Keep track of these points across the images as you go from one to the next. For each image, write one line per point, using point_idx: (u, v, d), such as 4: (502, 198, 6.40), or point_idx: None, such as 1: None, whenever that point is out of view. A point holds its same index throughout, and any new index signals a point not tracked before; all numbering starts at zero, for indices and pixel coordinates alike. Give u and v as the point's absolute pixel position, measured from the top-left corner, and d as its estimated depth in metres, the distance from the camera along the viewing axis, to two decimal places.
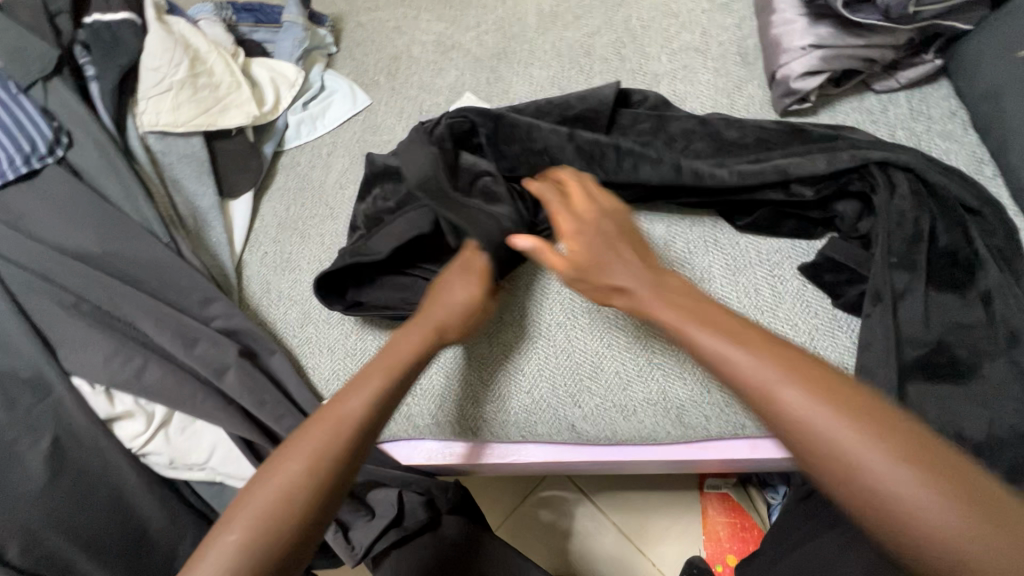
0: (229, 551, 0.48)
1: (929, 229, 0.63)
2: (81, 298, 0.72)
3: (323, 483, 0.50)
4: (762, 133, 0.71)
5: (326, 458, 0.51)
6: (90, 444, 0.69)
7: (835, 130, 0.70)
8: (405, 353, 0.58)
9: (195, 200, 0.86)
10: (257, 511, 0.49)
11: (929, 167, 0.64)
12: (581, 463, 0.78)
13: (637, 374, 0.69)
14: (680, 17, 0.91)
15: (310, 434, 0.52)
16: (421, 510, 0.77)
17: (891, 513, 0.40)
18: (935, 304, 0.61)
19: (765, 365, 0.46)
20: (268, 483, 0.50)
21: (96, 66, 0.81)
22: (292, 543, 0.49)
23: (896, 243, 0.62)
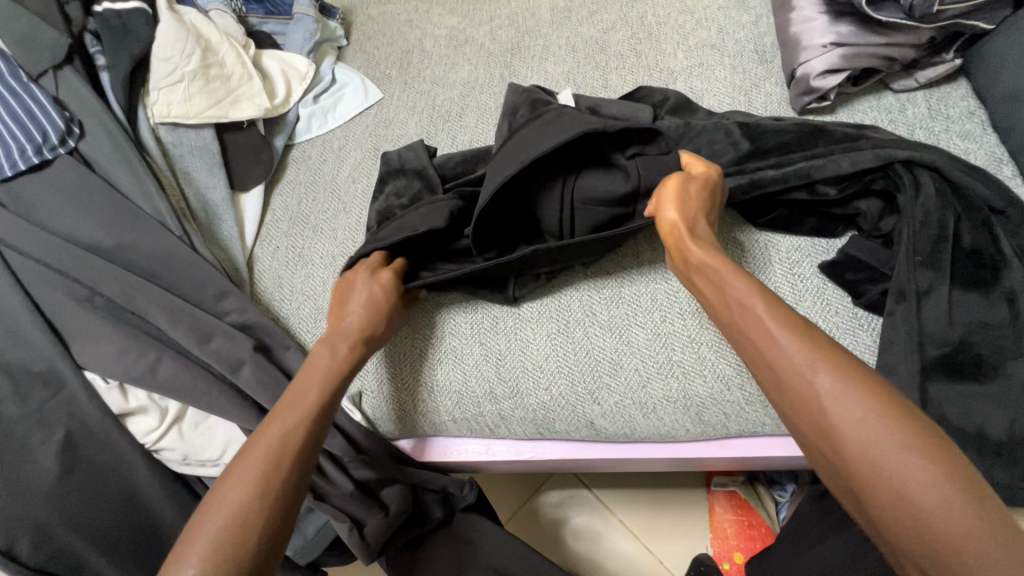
0: None
1: (954, 228, 0.63)
2: (94, 291, 0.71)
3: (274, 504, 0.52)
4: (785, 132, 0.70)
5: (275, 480, 0.53)
6: (103, 439, 0.68)
7: (856, 129, 0.70)
8: (327, 364, 0.63)
9: (206, 193, 0.85)
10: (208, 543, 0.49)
11: (952, 166, 0.64)
12: (597, 462, 0.78)
13: (657, 372, 0.69)
14: (696, 14, 0.91)
15: (251, 456, 0.54)
16: (436, 509, 0.78)
17: (924, 532, 0.40)
18: (958, 303, 0.61)
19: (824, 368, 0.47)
20: (214, 518, 0.50)
21: (107, 55, 0.80)
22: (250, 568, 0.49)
23: (922, 243, 0.62)
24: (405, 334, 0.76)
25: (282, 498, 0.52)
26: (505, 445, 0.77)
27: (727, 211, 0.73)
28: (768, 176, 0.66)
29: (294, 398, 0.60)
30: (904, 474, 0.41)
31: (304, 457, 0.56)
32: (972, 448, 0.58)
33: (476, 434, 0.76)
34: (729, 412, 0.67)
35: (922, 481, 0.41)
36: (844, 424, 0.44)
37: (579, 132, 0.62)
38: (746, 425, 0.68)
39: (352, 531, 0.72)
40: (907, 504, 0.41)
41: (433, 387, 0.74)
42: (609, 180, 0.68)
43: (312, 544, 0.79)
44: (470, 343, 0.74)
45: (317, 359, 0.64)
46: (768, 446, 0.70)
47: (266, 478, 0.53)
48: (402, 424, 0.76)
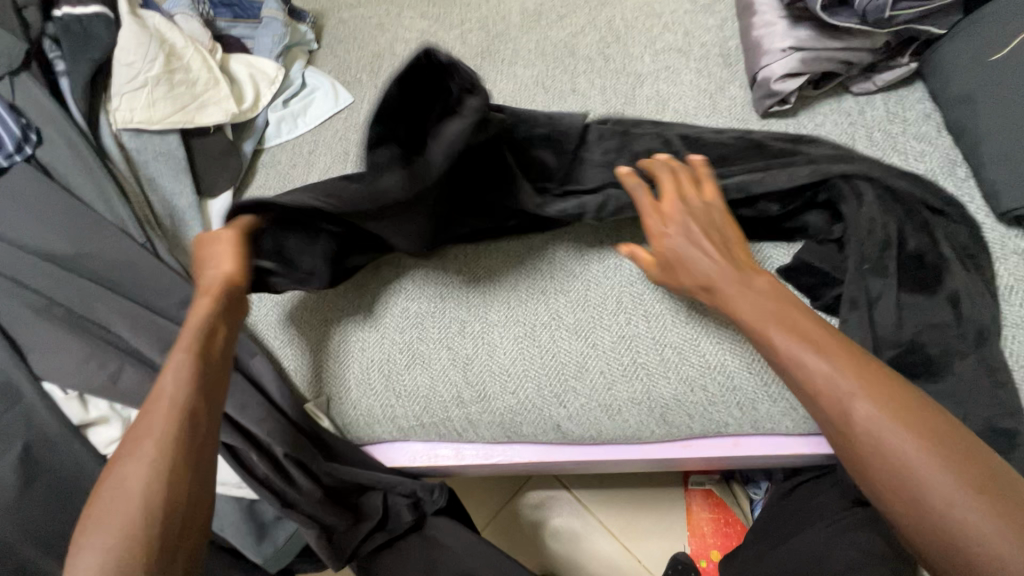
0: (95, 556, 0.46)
1: (897, 233, 0.64)
2: (52, 301, 0.70)
3: (158, 464, 0.49)
4: (722, 150, 0.71)
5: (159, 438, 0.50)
6: (63, 451, 0.67)
7: (793, 144, 0.71)
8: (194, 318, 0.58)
9: (172, 200, 0.83)
10: (110, 542, 0.46)
11: (890, 174, 0.66)
12: (567, 464, 0.79)
13: (621, 374, 0.69)
14: (662, 18, 0.92)
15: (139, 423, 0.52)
16: (406, 513, 0.77)
17: (943, 531, 0.43)
18: (910, 302, 0.63)
19: (838, 373, 0.49)
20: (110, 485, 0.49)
21: (66, 61, 0.78)
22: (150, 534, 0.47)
23: (869, 248, 0.63)
24: (372, 338, 0.76)
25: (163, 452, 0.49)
26: (474, 449, 0.77)
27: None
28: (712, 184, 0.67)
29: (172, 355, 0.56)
30: (932, 485, 0.44)
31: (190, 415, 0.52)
32: None
33: (444, 439, 0.76)
34: (692, 413, 0.68)
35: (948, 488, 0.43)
36: (863, 427, 0.47)
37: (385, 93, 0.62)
38: (709, 425, 0.69)
39: (320, 538, 0.72)
40: (930, 512, 0.43)
41: (400, 393, 0.74)
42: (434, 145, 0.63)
43: (283, 552, 0.78)
44: (437, 347, 0.74)
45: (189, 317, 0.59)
46: (733, 444, 0.71)
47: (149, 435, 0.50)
48: (369, 428, 0.76)
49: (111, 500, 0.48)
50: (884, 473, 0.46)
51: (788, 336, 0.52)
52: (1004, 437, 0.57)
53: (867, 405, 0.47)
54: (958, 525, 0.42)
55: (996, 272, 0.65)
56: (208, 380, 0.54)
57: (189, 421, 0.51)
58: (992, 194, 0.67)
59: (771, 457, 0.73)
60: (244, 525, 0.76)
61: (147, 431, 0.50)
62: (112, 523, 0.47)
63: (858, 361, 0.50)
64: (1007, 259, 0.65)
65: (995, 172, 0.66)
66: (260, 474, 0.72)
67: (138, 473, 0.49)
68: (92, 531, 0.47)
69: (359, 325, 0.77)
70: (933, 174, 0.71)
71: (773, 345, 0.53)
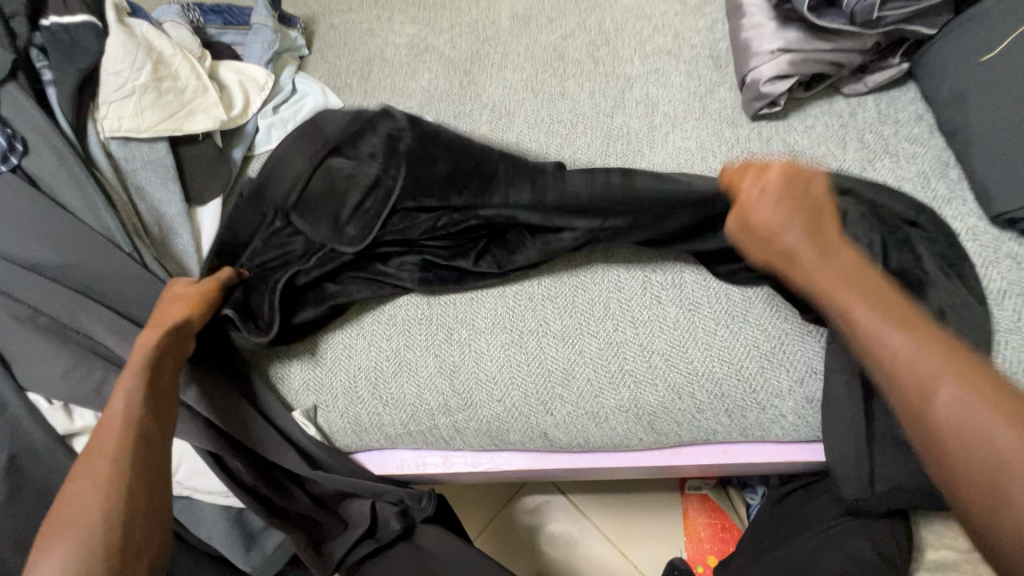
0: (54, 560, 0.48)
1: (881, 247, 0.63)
2: (38, 311, 0.70)
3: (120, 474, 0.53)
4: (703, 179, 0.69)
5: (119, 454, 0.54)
6: (48, 461, 0.67)
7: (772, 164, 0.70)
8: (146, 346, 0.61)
9: (160, 208, 0.83)
10: (68, 546, 0.49)
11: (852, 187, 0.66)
12: (556, 471, 0.78)
13: (608, 382, 0.68)
14: (652, 20, 0.91)
15: (96, 438, 0.55)
16: (394, 520, 0.77)
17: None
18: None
19: (921, 354, 0.47)
20: (69, 493, 0.52)
21: (53, 70, 0.79)
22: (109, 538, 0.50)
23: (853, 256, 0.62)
24: (360, 345, 0.75)
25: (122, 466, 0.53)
26: (462, 457, 0.77)
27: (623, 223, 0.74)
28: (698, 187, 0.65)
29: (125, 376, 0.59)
30: (1015, 476, 0.41)
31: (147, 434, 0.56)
32: None
33: (433, 447, 0.76)
34: (680, 421, 0.67)
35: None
36: (943, 413, 0.45)
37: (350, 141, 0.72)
38: (697, 433, 0.68)
39: (309, 546, 0.73)
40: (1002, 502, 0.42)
41: (387, 401, 0.73)
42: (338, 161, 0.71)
43: (271, 561, 0.78)
44: (424, 355, 0.73)
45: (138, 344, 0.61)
46: (722, 452, 0.71)
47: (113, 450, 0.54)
48: (358, 436, 0.75)
49: (70, 508, 0.51)
50: (957, 453, 0.44)
51: (872, 316, 0.50)
52: None
53: (952, 388, 0.45)
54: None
55: (988, 275, 0.64)
56: (159, 401, 0.59)
57: (141, 438, 0.56)
58: (984, 196, 0.66)
59: (767, 464, 0.71)
60: (232, 533, 0.76)
61: (101, 450, 0.54)
62: (74, 526, 0.50)
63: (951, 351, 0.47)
64: (999, 263, 0.64)
65: (988, 174, 0.65)
66: (247, 483, 0.73)
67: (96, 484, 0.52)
68: (52, 537, 0.49)
69: (347, 329, 0.76)
70: (925, 176, 0.70)
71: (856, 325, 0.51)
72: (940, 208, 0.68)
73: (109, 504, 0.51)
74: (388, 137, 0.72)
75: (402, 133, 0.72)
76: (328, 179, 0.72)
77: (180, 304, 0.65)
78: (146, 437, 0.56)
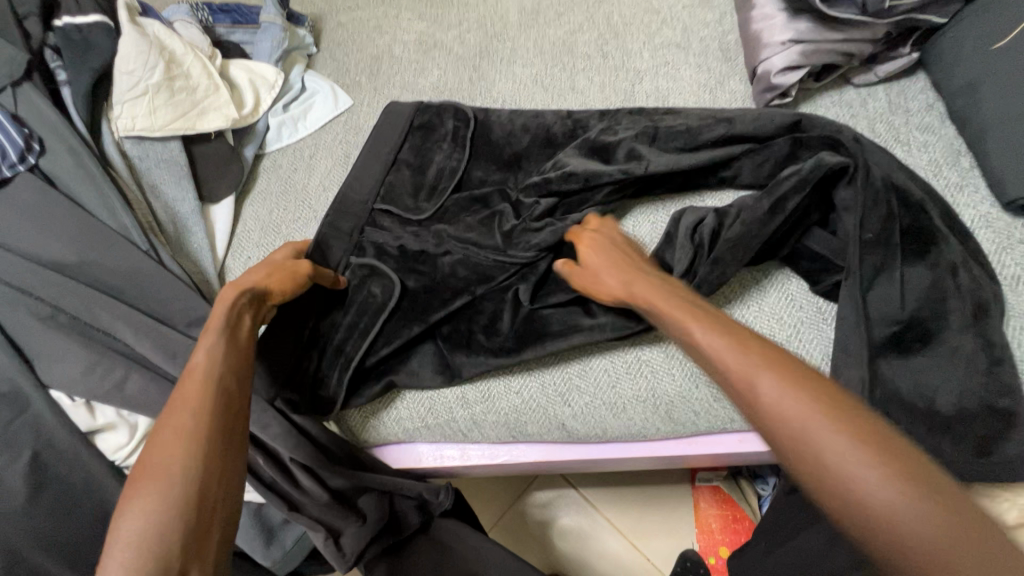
0: (144, 523, 0.44)
1: (895, 211, 0.65)
2: (57, 309, 0.71)
3: (212, 435, 0.50)
4: (727, 159, 0.72)
5: (207, 417, 0.50)
6: (71, 457, 0.68)
7: (765, 144, 0.72)
8: (223, 309, 0.59)
9: (175, 206, 0.83)
10: (155, 507, 0.45)
11: (868, 151, 0.69)
12: (573, 463, 0.79)
13: (626, 372, 0.69)
14: (661, 13, 0.91)
15: (183, 397, 0.51)
16: (413, 515, 0.78)
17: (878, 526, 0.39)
18: (908, 281, 0.64)
19: (749, 357, 0.47)
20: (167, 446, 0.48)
21: (68, 70, 0.79)
22: (201, 501, 0.47)
23: (872, 222, 0.65)
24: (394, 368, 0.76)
25: (213, 426, 0.50)
26: (480, 449, 0.77)
27: (634, 211, 0.76)
28: (746, 219, 0.65)
29: (207, 334, 0.57)
30: (842, 460, 0.41)
31: (235, 397, 0.53)
32: (921, 424, 0.60)
33: (451, 440, 0.76)
34: (698, 410, 0.68)
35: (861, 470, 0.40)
36: (778, 416, 0.44)
37: (402, 132, 0.86)
38: (715, 422, 0.69)
39: (329, 541, 0.72)
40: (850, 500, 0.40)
41: (405, 395, 0.74)
42: (403, 165, 0.84)
43: (290, 556, 0.79)
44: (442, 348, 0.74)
45: (222, 300, 0.60)
46: (739, 441, 0.71)
47: (204, 404, 0.51)
48: (377, 430, 0.76)
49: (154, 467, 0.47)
50: (798, 456, 0.43)
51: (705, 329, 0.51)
52: (1003, 415, 0.58)
53: (776, 385, 0.45)
54: (880, 505, 0.39)
55: (1002, 262, 0.64)
56: (237, 361, 0.56)
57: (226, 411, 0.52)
58: (997, 183, 0.66)
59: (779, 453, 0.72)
60: (253, 528, 0.77)
61: (191, 398, 0.51)
62: (170, 487, 0.46)
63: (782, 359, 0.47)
64: (1013, 249, 0.64)
65: (1001, 161, 0.65)
66: (267, 478, 0.73)
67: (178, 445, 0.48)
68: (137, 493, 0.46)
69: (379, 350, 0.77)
70: (937, 165, 0.71)
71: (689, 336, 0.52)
72: (953, 196, 0.69)
73: (187, 481, 0.46)
74: (455, 128, 0.85)
75: (466, 125, 0.84)
76: (405, 171, 0.84)
77: (265, 273, 0.66)
78: (234, 407, 0.53)
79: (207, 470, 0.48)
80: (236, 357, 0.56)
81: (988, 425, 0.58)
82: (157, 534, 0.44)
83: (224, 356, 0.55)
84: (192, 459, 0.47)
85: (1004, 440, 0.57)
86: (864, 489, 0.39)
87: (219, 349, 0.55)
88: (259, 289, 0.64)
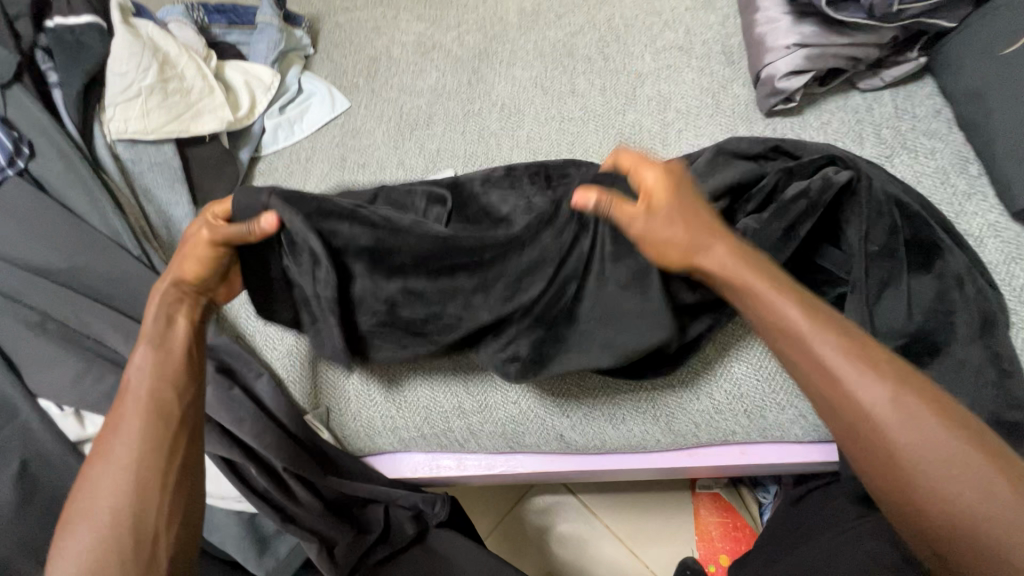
0: (81, 551, 0.48)
1: (896, 224, 0.63)
2: (47, 316, 0.70)
3: (140, 455, 0.51)
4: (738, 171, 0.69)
5: (136, 439, 0.51)
6: (60, 467, 0.67)
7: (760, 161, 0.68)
8: (149, 319, 0.58)
9: (167, 210, 0.82)
10: (91, 538, 0.48)
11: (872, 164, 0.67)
12: (571, 474, 0.78)
13: (626, 383, 0.68)
14: (663, 15, 0.90)
15: (123, 419, 0.53)
16: (409, 525, 0.77)
17: (1003, 561, 0.42)
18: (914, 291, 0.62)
19: (880, 385, 0.47)
20: (104, 473, 0.51)
21: (59, 72, 0.78)
22: (131, 524, 0.48)
23: (877, 233, 0.63)
24: None
25: (141, 445, 0.51)
26: (476, 459, 0.76)
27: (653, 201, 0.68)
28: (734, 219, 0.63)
29: (146, 344, 0.57)
30: (973, 497, 0.43)
31: (172, 412, 0.53)
32: None
33: (446, 449, 0.75)
34: (698, 422, 0.67)
35: (990, 501, 0.43)
36: (918, 453, 0.45)
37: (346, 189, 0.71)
38: (716, 434, 0.67)
39: (322, 553, 0.72)
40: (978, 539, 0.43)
41: (401, 403, 0.72)
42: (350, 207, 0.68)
43: (285, 565, 0.78)
44: (438, 356, 0.72)
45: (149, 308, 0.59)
46: (740, 453, 0.70)
47: (138, 425, 0.52)
48: (370, 439, 0.74)
49: (89, 498, 0.50)
50: (900, 470, 0.45)
51: (837, 348, 0.49)
52: (1013, 428, 0.57)
53: (914, 421, 0.45)
54: (997, 529, 0.42)
55: (1011, 272, 0.63)
56: (172, 370, 0.56)
57: (159, 430, 0.52)
58: (1005, 191, 0.65)
59: (784, 464, 0.70)
60: (246, 539, 0.75)
61: (126, 421, 0.52)
62: (102, 515, 0.49)
63: (919, 389, 0.47)
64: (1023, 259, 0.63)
65: (1009, 169, 0.64)
66: (259, 488, 0.72)
67: (114, 471, 0.51)
68: (74, 523, 0.49)
69: None
70: (944, 172, 0.69)
71: (816, 357, 0.49)
72: (960, 204, 0.67)
73: (116, 510, 0.49)
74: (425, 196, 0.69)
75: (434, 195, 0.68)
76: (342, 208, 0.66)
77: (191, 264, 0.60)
78: (166, 420, 0.53)
79: (132, 496, 0.49)
80: (171, 365, 0.56)
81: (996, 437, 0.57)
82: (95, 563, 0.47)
83: (157, 367, 0.55)
84: (123, 490, 0.49)
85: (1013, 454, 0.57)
86: (998, 525, 0.42)
87: (152, 363, 0.55)
88: (184, 282, 0.60)
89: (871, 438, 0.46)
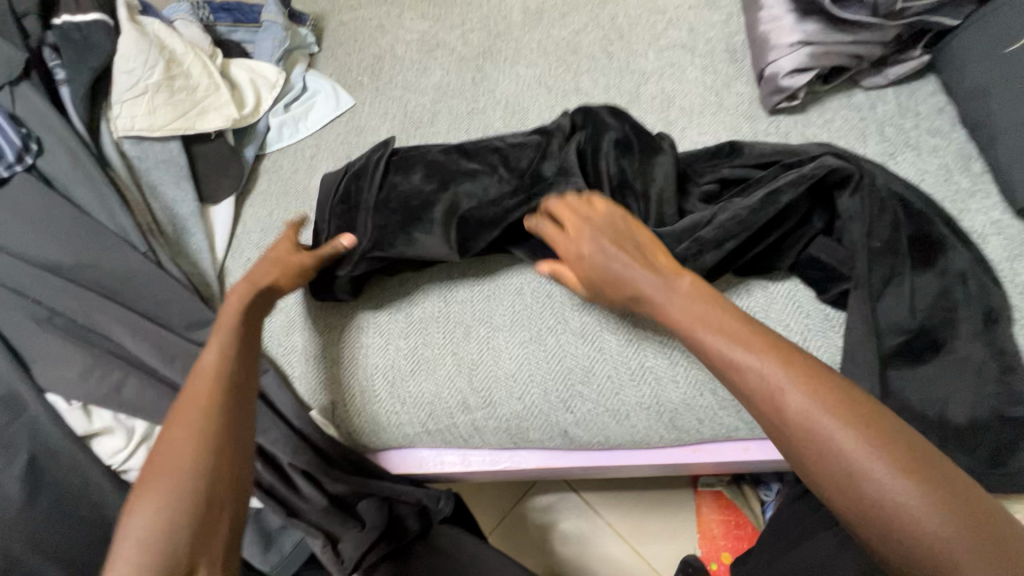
0: (149, 524, 0.44)
1: (898, 221, 0.64)
2: (55, 311, 0.70)
3: (214, 429, 0.49)
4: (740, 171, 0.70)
5: (206, 414, 0.49)
6: (68, 462, 0.67)
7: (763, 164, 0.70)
8: (229, 311, 0.59)
9: (174, 207, 0.82)
10: (161, 510, 0.45)
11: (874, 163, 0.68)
12: (575, 471, 0.78)
13: (630, 378, 0.68)
14: (667, 14, 0.90)
15: (191, 392, 0.51)
16: (412, 520, 0.77)
17: (913, 544, 0.37)
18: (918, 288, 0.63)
19: (771, 366, 0.44)
20: (174, 442, 0.48)
21: (67, 68, 0.78)
22: (206, 495, 0.46)
23: (880, 230, 0.63)
24: (415, 339, 0.74)
25: (213, 417, 0.49)
26: (481, 455, 0.76)
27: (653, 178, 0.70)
28: (737, 213, 0.63)
29: (217, 329, 0.57)
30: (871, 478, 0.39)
31: (242, 388, 0.53)
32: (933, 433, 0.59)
33: (451, 445, 0.75)
34: (703, 418, 0.67)
35: (887, 480, 0.38)
36: (802, 428, 0.41)
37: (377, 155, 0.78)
38: (720, 429, 0.67)
39: (326, 547, 0.73)
40: (878, 519, 0.38)
41: (406, 399, 0.72)
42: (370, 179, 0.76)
43: (288, 560, 0.79)
44: (444, 351, 0.73)
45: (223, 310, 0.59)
46: (742, 450, 0.70)
47: (211, 399, 0.50)
48: (376, 436, 0.74)
49: (159, 468, 0.47)
50: (822, 469, 0.41)
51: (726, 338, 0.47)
52: (1017, 425, 0.57)
53: (801, 397, 0.42)
54: (898, 508, 0.38)
55: (1014, 269, 0.63)
56: (243, 352, 0.55)
57: (238, 404, 0.51)
58: (1008, 189, 0.65)
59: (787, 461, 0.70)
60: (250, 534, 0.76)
61: (194, 397, 0.50)
62: (172, 486, 0.46)
63: (811, 369, 0.43)
64: None
65: (1012, 166, 0.64)
66: (265, 483, 0.73)
67: (185, 441, 0.48)
68: (140, 494, 0.46)
69: (396, 321, 0.75)
70: (947, 170, 0.69)
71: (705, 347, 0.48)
72: (963, 202, 0.67)
73: (190, 478, 0.46)
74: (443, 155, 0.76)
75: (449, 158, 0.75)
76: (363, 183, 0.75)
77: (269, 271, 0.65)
78: (236, 391, 0.52)
79: (209, 466, 0.47)
80: (244, 348, 0.56)
81: (999, 433, 0.57)
82: (164, 539, 0.44)
83: (227, 347, 0.55)
84: (197, 459, 0.47)
85: (1016, 450, 0.57)
86: (898, 506, 0.37)
87: (226, 344, 0.55)
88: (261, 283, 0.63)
89: (766, 416, 0.44)
